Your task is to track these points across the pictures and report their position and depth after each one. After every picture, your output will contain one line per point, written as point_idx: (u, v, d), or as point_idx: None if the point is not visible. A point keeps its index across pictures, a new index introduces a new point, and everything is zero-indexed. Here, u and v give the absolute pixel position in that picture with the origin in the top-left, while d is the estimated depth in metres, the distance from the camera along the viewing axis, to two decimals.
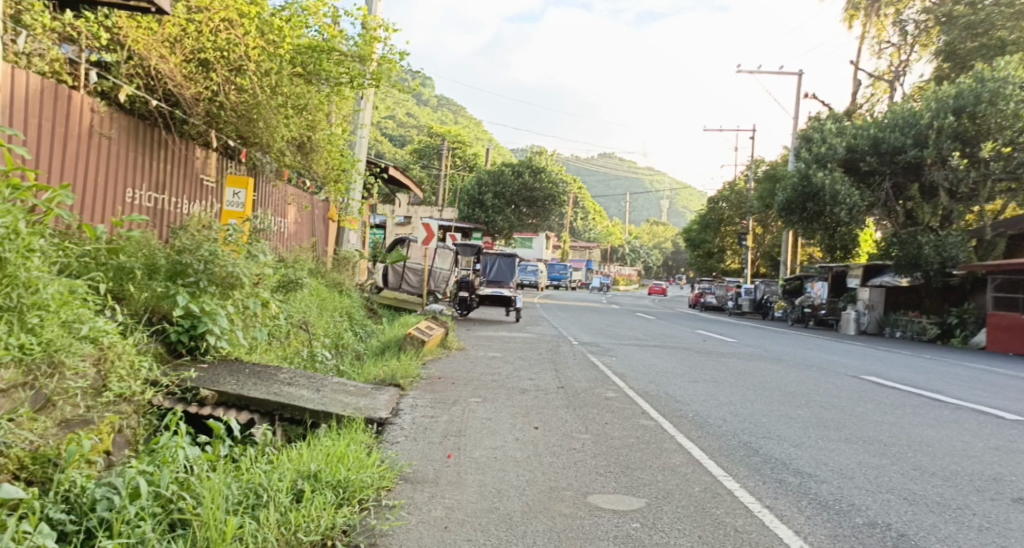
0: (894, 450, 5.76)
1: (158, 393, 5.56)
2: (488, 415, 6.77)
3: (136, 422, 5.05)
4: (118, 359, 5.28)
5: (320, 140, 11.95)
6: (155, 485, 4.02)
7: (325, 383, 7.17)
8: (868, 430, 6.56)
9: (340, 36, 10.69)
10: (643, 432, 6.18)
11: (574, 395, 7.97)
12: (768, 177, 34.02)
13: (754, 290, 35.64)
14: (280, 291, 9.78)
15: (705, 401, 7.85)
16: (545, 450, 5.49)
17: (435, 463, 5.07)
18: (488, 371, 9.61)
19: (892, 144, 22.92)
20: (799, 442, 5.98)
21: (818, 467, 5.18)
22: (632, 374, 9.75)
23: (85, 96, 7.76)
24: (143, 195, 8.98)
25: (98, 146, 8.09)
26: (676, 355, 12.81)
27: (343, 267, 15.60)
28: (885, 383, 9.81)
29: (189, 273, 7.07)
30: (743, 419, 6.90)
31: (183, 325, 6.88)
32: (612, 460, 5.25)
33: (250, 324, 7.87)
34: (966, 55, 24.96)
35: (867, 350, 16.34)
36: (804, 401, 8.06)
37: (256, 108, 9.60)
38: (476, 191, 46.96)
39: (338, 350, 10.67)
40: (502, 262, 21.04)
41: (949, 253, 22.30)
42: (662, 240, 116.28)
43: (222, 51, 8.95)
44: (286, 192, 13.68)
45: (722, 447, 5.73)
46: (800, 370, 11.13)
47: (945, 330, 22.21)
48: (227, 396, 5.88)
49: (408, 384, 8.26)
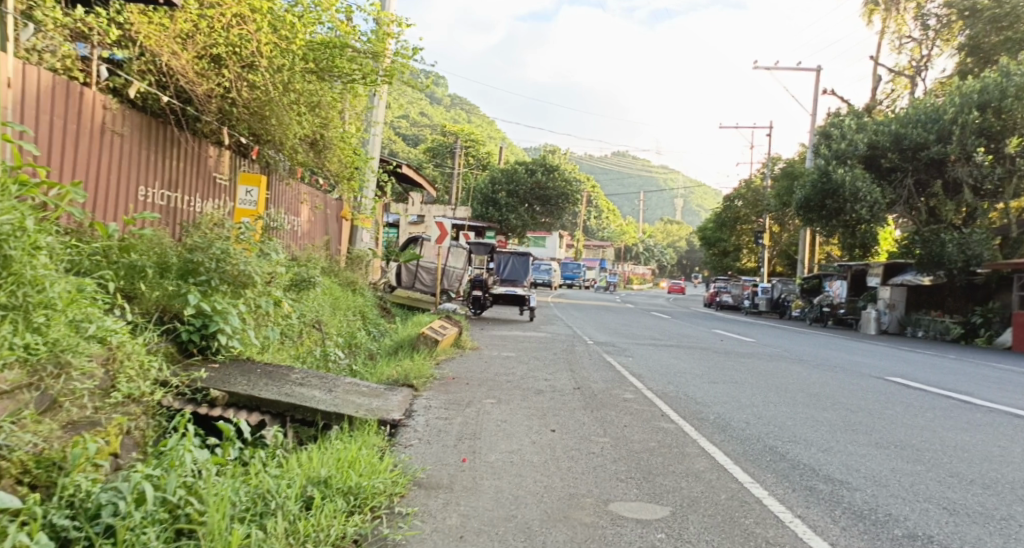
0: (927, 456, 5.56)
1: (167, 393, 5.42)
2: (503, 417, 6.61)
3: (144, 424, 4.93)
4: (126, 359, 5.16)
5: (333, 137, 11.84)
6: (162, 490, 3.89)
7: (337, 384, 7.03)
8: (898, 434, 6.34)
9: (353, 33, 10.55)
10: (664, 435, 6.01)
11: (591, 396, 7.79)
12: (785, 174, 33.67)
13: (770, 289, 35.27)
14: (292, 290, 9.57)
15: (726, 403, 7.65)
16: (563, 454, 5.32)
17: (450, 467, 4.92)
18: (503, 372, 9.45)
19: (914, 140, 22.55)
20: (826, 447, 5.79)
21: (848, 474, 4.99)
22: (650, 375, 9.54)
23: (97, 93, 7.68)
24: (155, 194, 8.91)
25: (110, 144, 8.01)
26: (694, 355, 12.59)
27: (356, 265, 15.49)
28: (911, 384, 9.57)
29: (200, 271, 7.01)
30: (766, 422, 6.71)
31: (194, 324, 6.74)
32: (633, 466, 5.07)
33: (262, 324, 7.75)
34: (990, 49, 24.57)
35: (890, 351, 16.04)
36: (830, 403, 7.83)
37: (268, 105, 9.52)
38: (490, 190, 46.79)
39: (351, 350, 10.55)
40: (516, 261, 20.88)
41: (973, 251, 21.98)
42: (676, 239, 115.66)
43: (234, 47, 8.79)
44: (299, 191, 13.61)
45: (746, 452, 5.54)
46: (822, 371, 10.91)
47: (969, 330, 21.86)
48: (237, 398, 5.73)
49: (421, 384, 8.11)
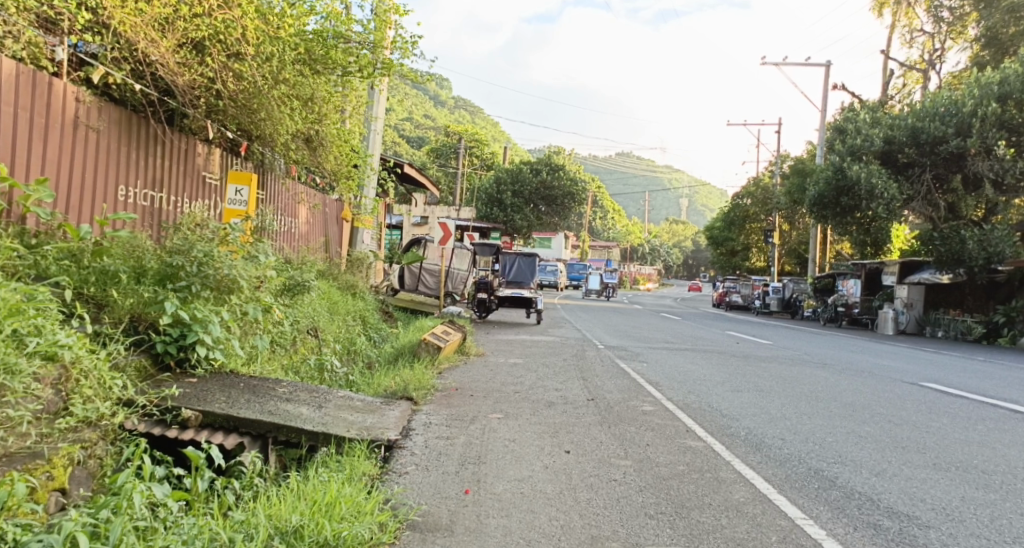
0: (998, 480, 4.91)
1: (132, 414, 4.76)
2: (512, 436, 5.94)
3: (101, 451, 4.32)
4: (83, 378, 4.53)
5: (328, 134, 11.01)
6: (103, 540, 3.28)
7: (329, 398, 6.39)
8: (956, 453, 5.65)
9: (350, 23, 9.95)
10: (693, 457, 5.35)
11: (606, 408, 7.13)
12: (795, 171, 32.81)
13: (781, 289, 34.46)
14: (283, 295, 8.91)
15: (756, 415, 6.98)
16: (581, 483, 4.66)
17: (452, 502, 4.27)
18: (510, 381, 8.80)
19: (932, 134, 21.75)
20: (879, 470, 5.12)
21: (914, 506, 4.38)
22: (667, 383, 8.89)
23: (67, 85, 7.12)
24: (137, 193, 8.33)
25: (85, 140, 7.45)
26: (713, 360, 11.89)
27: (356, 268, 14.86)
28: (949, 391, 8.87)
29: (180, 276, 6.41)
30: (804, 438, 6.04)
31: (171, 334, 6.10)
32: (663, 497, 4.42)
33: (250, 331, 7.09)
34: (1008, 40, 23.79)
35: (913, 351, 15.37)
36: (869, 415, 7.15)
37: (257, 98, 8.80)
38: (495, 190, 46.23)
39: (349, 358, 9.97)
40: (522, 262, 20.28)
41: (994, 247, 21.22)
42: (682, 238, 114.92)
43: (219, 35, 8.04)
44: (296, 191, 13.00)
45: (789, 477, 4.89)
46: (850, 376, 10.19)
47: (991, 329, 21.12)
48: (213, 418, 5.10)
49: (421, 397, 7.46)
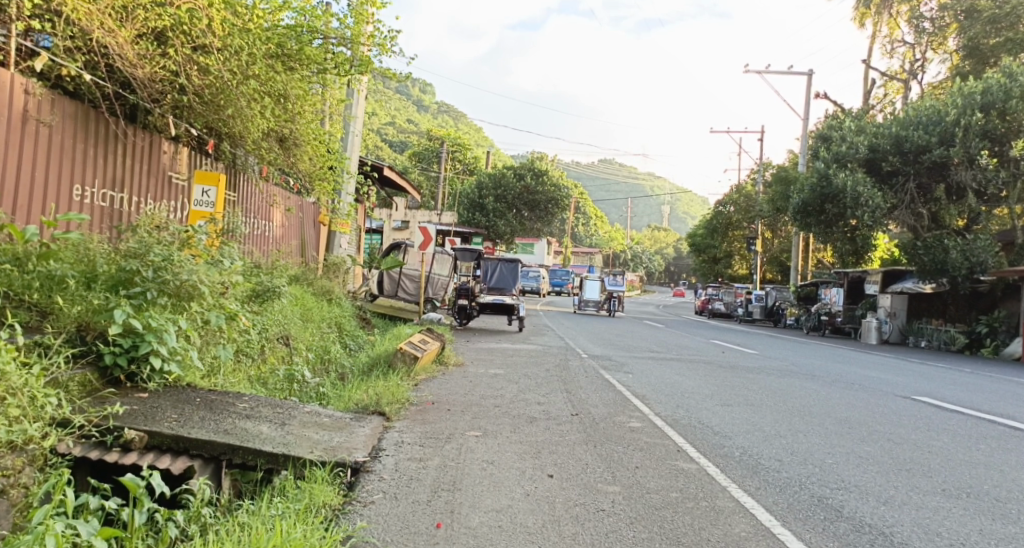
0: (1014, 510, 4.55)
1: (66, 436, 4.28)
2: (490, 457, 5.50)
3: (28, 478, 3.83)
4: (10, 396, 4.03)
5: (304, 134, 10.54)
6: None
7: (293, 414, 5.91)
8: (964, 477, 5.28)
9: (326, 19, 9.50)
10: (686, 482, 4.93)
11: (592, 425, 6.73)
12: (778, 179, 32.33)
13: (764, 297, 33.93)
14: (251, 302, 8.36)
15: (751, 433, 6.58)
16: (565, 513, 4.24)
17: (421, 539, 3.82)
18: (489, 394, 8.34)
19: (915, 143, 21.64)
20: (888, 497, 4.73)
21: (929, 541, 3.99)
22: (655, 396, 8.48)
23: (15, 76, 6.62)
24: (95, 193, 7.84)
25: (35, 135, 6.94)
26: (700, 371, 11.49)
27: (333, 272, 14.29)
28: (944, 406, 8.52)
29: (135, 282, 5.90)
30: (804, 460, 5.66)
31: (121, 345, 5.60)
32: (657, 531, 4.00)
33: (212, 342, 6.60)
34: (989, 50, 23.70)
35: (900, 363, 15.08)
36: (867, 432, 6.78)
37: (224, 94, 8.29)
38: (476, 195, 45.84)
39: (323, 367, 9.47)
40: (504, 268, 19.72)
41: (977, 257, 21.00)
42: (663, 245, 115.33)
43: (184, 26, 7.56)
44: (269, 192, 12.48)
45: (793, 507, 4.49)
46: (840, 389, 9.86)
47: (974, 339, 21.04)
48: (160, 439, 4.62)
49: (394, 413, 7.00)
